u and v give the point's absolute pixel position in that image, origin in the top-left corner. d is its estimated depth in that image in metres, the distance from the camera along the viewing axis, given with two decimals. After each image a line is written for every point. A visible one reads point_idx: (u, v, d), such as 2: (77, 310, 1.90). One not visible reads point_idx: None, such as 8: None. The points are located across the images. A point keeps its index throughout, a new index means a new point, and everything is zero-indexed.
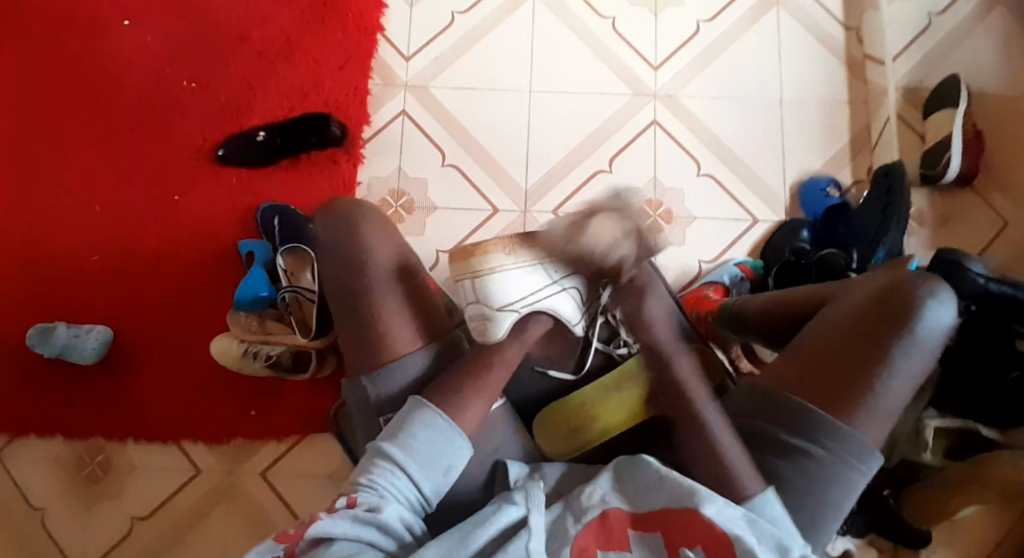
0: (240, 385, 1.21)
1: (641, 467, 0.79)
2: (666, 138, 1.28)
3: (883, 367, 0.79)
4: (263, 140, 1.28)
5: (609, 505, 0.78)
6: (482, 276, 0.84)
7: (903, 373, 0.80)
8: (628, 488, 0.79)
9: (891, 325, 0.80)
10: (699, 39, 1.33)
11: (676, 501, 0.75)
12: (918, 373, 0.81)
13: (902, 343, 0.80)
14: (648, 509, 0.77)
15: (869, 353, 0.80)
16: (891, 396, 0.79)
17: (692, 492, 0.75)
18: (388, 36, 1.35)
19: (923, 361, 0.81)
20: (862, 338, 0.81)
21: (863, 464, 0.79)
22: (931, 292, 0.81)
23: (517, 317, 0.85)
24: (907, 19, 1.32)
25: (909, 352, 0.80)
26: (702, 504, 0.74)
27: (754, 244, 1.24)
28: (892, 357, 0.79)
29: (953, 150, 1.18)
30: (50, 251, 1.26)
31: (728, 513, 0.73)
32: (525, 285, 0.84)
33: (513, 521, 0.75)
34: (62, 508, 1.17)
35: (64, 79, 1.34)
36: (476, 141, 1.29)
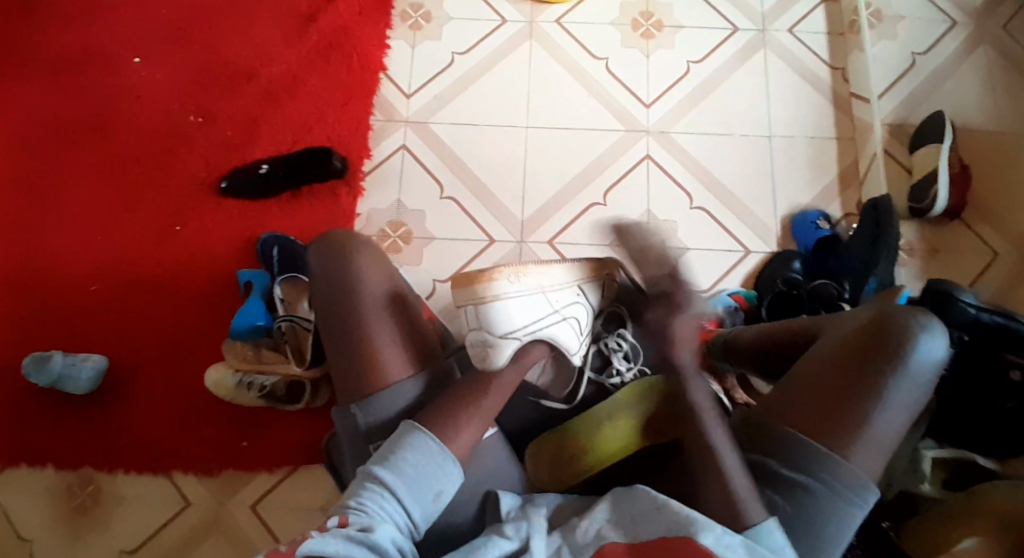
0: (234, 415, 1.20)
1: (641, 495, 0.77)
2: (659, 171, 1.31)
3: (875, 398, 0.79)
4: (265, 172, 1.30)
5: (603, 540, 0.75)
6: (485, 302, 0.90)
7: (895, 405, 0.79)
8: (624, 520, 0.76)
9: (883, 356, 0.80)
10: (690, 78, 1.37)
11: (673, 530, 0.73)
12: (911, 404, 0.80)
13: (895, 374, 0.80)
14: (644, 539, 0.74)
15: (861, 386, 0.80)
16: (884, 429, 0.79)
17: (692, 521, 0.73)
18: (388, 74, 1.39)
19: (916, 392, 0.80)
20: (853, 372, 0.80)
21: (860, 496, 0.78)
22: (922, 324, 0.81)
23: (519, 344, 0.91)
24: (892, 60, 1.36)
25: (902, 383, 0.80)
26: (698, 532, 0.72)
27: (748, 275, 1.25)
28: (884, 389, 0.79)
29: (939, 184, 1.21)
30: (49, 281, 1.27)
31: (725, 541, 0.72)
32: (526, 313, 0.92)
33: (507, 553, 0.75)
34: (50, 540, 1.15)
35: (71, 114, 1.37)
36: (474, 174, 1.31)
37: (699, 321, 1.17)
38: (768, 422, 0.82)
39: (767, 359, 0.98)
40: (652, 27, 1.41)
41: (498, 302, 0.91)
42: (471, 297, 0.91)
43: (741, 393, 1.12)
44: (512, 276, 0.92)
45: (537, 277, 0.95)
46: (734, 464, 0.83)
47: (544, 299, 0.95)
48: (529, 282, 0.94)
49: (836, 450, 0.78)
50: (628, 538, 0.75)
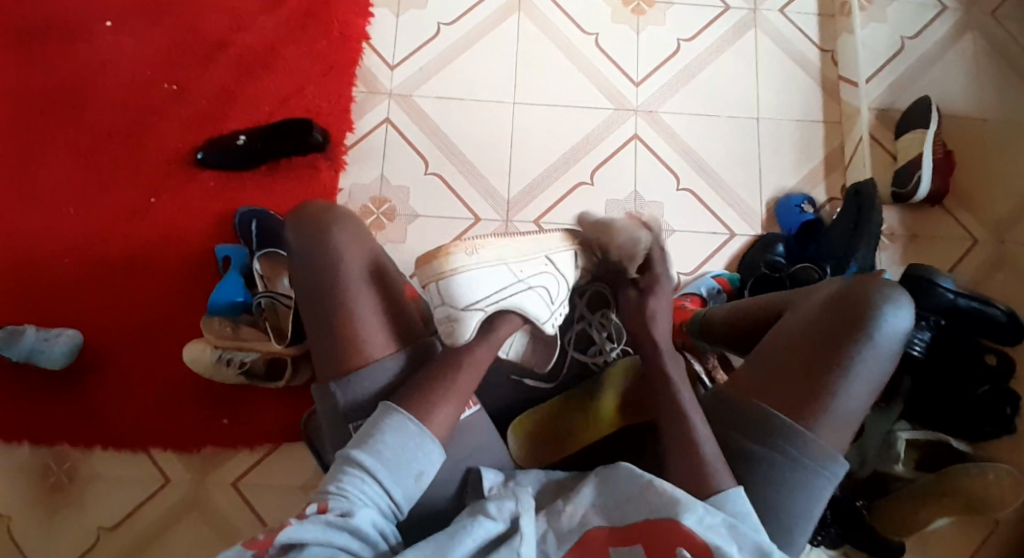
0: (212, 392, 1.19)
1: (623, 475, 0.77)
2: (646, 151, 1.30)
3: (841, 371, 0.80)
4: (243, 144, 1.26)
5: (587, 525, 0.75)
6: (445, 278, 0.87)
7: (861, 378, 0.80)
8: (608, 502, 0.77)
9: (850, 329, 0.81)
10: (680, 56, 1.36)
11: (656, 512, 0.74)
12: (877, 377, 0.81)
13: (862, 346, 0.81)
14: (629, 522, 0.75)
15: (830, 357, 0.81)
16: (851, 400, 0.80)
17: (674, 503, 0.73)
18: (372, 45, 1.35)
19: (881, 365, 0.81)
20: (821, 343, 0.82)
21: (826, 467, 0.79)
22: (888, 296, 0.83)
23: (483, 316, 0.87)
24: (881, 43, 1.36)
25: (868, 355, 0.81)
26: (681, 513, 0.73)
27: (731, 257, 1.26)
28: (851, 361, 0.80)
29: (923, 169, 1.21)
30: (21, 253, 1.23)
31: (707, 522, 0.73)
32: (488, 283, 0.87)
33: (491, 536, 0.73)
34: (26, 518, 1.13)
35: (41, 79, 1.32)
36: (458, 150, 1.29)
37: (682, 303, 1.17)
38: (738, 399, 0.83)
39: (740, 337, 0.98)
40: (644, 3, 1.38)
41: (459, 276, 0.87)
42: (432, 274, 0.87)
43: (721, 373, 1.10)
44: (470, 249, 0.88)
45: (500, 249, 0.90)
46: (709, 441, 0.84)
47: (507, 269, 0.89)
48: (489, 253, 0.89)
49: (802, 423, 0.80)
50: (617, 523, 0.75)
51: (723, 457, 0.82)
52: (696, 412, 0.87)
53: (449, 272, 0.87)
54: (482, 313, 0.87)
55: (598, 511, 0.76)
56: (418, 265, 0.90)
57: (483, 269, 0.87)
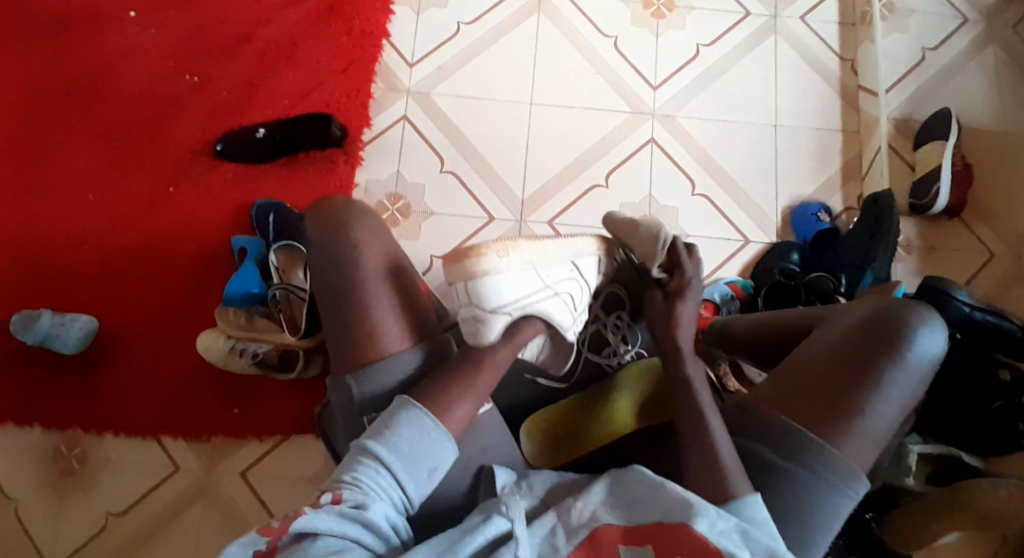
0: (224, 381, 1.19)
1: (635, 475, 0.77)
2: (662, 156, 1.30)
3: (870, 390, 0.80)
4: (262, 137, 1.28)
5: (597, 522, 0.75)
6: (476, 279, 0.86)
7: (890, 398, 0.80)
8: (620, 503, 0.76)
9: (880, 349, 0.81)
10: (698, 62, 1.35)
11: (669, 515, 0.74)
12: (906, 399, 0.81)
13: (892, 365, 0.81)
14: (639, 523, 0.75)
15: (858, 376, 0.81)
16: (878, 419, 0.80)
17: (689, 503, 0.73)
18: (392, 42, 1.36)
19: (911, 387, 0.81)
20: (851, 361, 0.82)
21: (849, 486, 0.79)
22: (922, 319, 0.83)
23: (509, 319, 0.87)
24: (902, 53, 1.35)
25: (897, 375, 0.81)
26: (694, 517, 0.72)
27: (745, 264, 1.25)
28: (880, 381, 0.80)
29: (942, 181, 1.21)
30: (40, 238, 1.25)
31: (720, 527, 0.72)
32: (518, 287, 0.87)
33: (500, 534, 0.74)
34: (36, 500, 1.14)
35: (65, 68, 1.34)
36: (474, 149, 1.30)
37: (695, 308, 1.17)
38: (763, 410, 0.83)
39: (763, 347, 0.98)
40: (664, 8, 1.39)
41: (490, 278, 0.86)
42: (462, 274, 0.86)
43: (732, 380, 1.12)
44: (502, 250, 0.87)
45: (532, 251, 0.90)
46: (729, 451, 0.83)
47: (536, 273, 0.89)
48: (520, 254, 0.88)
49: (825, 437, 0.79)
50: (627, 524, 0.75)
51: (741, 467, 0.81)
52: (717, 420, 0.87)
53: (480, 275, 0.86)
54: (508, 317, 0.87)
55: (609, 510, 0.76)
56: (446, 263, 0.89)
57: (514, 273, 0.87)
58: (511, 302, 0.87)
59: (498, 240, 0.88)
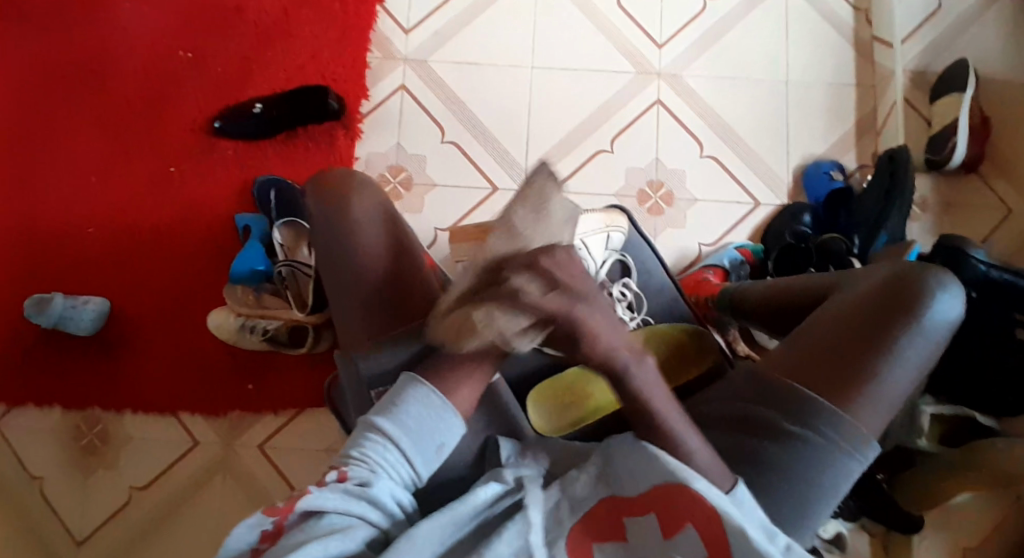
0: (236, 358, 1.21)
1: (625, 446, 0.75)
2: (669, 118, 1.27)
3: (887, 357, 0.79)
4: (259, 112, 1.26)
5: (598, 492, 0.74)
6: None
7: (905, 362, 0.80)
8: (613, 475, 0.75)
9: (899, 316, 0.81)
10: (704, 17, 1.31)
11: (665, 480, 0.72)
12: (920, 363, 0.81)
13: (910, 331, 0.80)
14: (636, 492, 0.73)
15: (876, 342, 0.80)
16: (893, 385, 0.79)
17: (680, 469, 0.71)
18: (388, 9, 1.33)
19: (926, 351, 0.81)
20: (868, 328, 0.81)
21: (860, 450, 0.78)
22: (940, 284, 0.82)
23: None
24: (918, 1, 1.30)
25: (915, 341, 0.80)
26: (690, 480, 0.71)
27: (756, 227, 1.23)
28: (897, 347, 0.80)
29: (959, 136, 1.17)
30: (48, 221, 1.25)
31: (720, 497, 0.71)
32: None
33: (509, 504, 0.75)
34: (61, 477, 1.17)
35: (62, 47, 1.32)
36: (475, 117, 1.27)
37: (704, 275, 1.15)
38: (777, 377, 0.81)
39: (775, 315, 0.96)
40: None
41: None
42: None
43: (741, 346, 1.13)
44: None
45: None
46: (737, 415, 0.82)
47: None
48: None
49: (839, 402, 0.78)
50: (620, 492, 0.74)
51: (749, 431, 0.80)
52: (728, 388, 0.85)
53: (479, 253, 0.88)
54: None
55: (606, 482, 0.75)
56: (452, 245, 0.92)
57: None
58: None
59: None
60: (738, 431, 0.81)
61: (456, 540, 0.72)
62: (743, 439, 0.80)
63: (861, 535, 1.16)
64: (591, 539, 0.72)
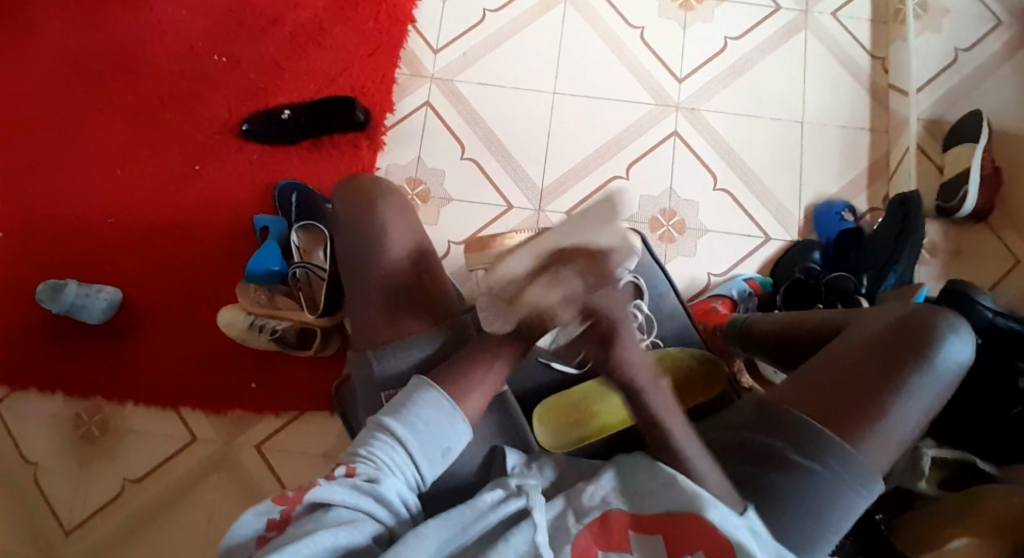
0: (243, 357, 1.21)
1: (651, 465, 0.77)
2: (685, 150, 1.29)
3: (895, 394, 0.80)
4: (287, 118, 1.29)
5: (609, 506, 0.76)
6: (493, 263, 0.90)
7: (915, 402, 0.80)
8: (631, 490, 0.77)
9: (908, 354, 0.81)
10: (724, 56, 1.34)
11: (679, 506, 0.74)
12: (929, 404, 0.81)
13: (919, 370, 0.80)
14: (649, 511, 0.75)
15: (886, 378, 0.80)
16: (901, 423, 0.79)
17: (698, 495, 0.73)
18: (418, 27, 1.36)
19: (936, 392, 0.81)
20: (878, 364, 0.81)
21: (866, 486, 0.78)
22: (951, 326, 0.82)
23: None
24: (934, 53, 1.33)
25: (923, 381, 0.80)
26: (706, 509, 0.72)
27: (766, 261, 1.25)
28: (906, 385, 0.80)
29: (970, 185, 1.19)
30: (69, 210, 1.27)
31: (732, 521, 0.72)
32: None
33: (513, 513, 0.74)
34: (57, 464, 1.17)
35: (97, 43, 1.35)
36: (495, 136, 1.30)
37: (712, 304, 1.17)
38: (788, 409, 0.82)
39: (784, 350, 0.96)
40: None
41: None
42: None
43: (746, 378, 1.12)
44: (520, 238, 0.91)
45: None
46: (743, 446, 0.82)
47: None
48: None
49: (848, 437, 0.79)
50: (637, 510, 0.75)
51: (756, 462, 0.81)
52: (736, 416, 0.86)
53: (497, 258, 0.91)
54: None
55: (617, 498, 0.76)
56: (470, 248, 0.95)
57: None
58: None
59: (518, 229, 0.93)
60: (747, 462, 0.81)
61: (464, 544, 0.72)
62: (753, 470, 0.80)
63: None
64: (596, 546, 0.73)
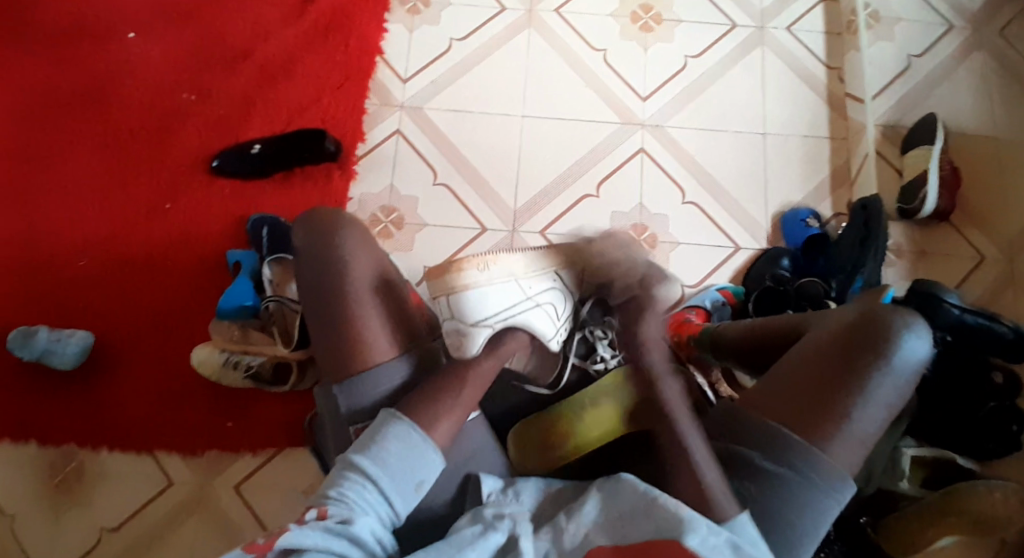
0: (219, 395, 1.20)
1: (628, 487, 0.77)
2: (653, 166, 1.31)
3: (856, 395, 0.80)
4: (257, 152, 1.29)
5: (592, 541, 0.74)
6: (457, 294, 0.88)
7: (875, 402, 0.80)
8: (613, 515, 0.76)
9: (866, 355, 0.81)
10: (686, 73, 1.37)
11: (661, 530, 0.73)
12: (892, 401, 0.81)
13: (878, 369, 0.80)
14: (632, 540, 0.74)
15: (845, 379, 0.80)
16: (863, 423, 0.80)
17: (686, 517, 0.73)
18: (385, 58, 1.38)
19: (895, 390, 0.81)
20: (836, 366, 0.81)
21: (836, 489, 0.79)
22: (908, 325, 0.82)
23: (492, 331, 0.88)
24: (888, 61, 1.37)
25: (882, 379, 0.80)
26: (684, 534, 0.72)
27: (736, 270, 1.26)
28: (865, 385, 0.80)
29: (930, 186, 1.21)
30: (37, 255, 1.26)
31: (711, 542, 0.72)
32: (498, 301, 0.89)
33: (501, 546, 0.74)
34: (32, 515, 1.15)
35: (63, 87, 1.35)
36: (466, 161, 1.31)
37: (686, 315, 1.17)
38: (753, 415, 0.83)
39: (752, 354, 0.97)
40: (652, 21, 1.41)
41: (473, 293, 0.88)
42: (444, 289, 0.88)
43: (725, 386, 1.12)
44: (483, 265, 0.88)
45: (511, 263, 0.91)
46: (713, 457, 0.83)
47: (517, 287, 0.90)
48: (501, 268, 0.90)
49: (813, 439, 0.79)
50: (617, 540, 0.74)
51: (729, 472, 0.82)
52: (708, 426, 0.86)
53: (461, 288, 0.88)
54: (491, 330, 0.88)
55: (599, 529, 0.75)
56: (430, 276, 0.91)
57: None
58: (493, 315, 0.89)
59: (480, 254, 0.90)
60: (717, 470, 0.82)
61: None
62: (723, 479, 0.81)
63: None
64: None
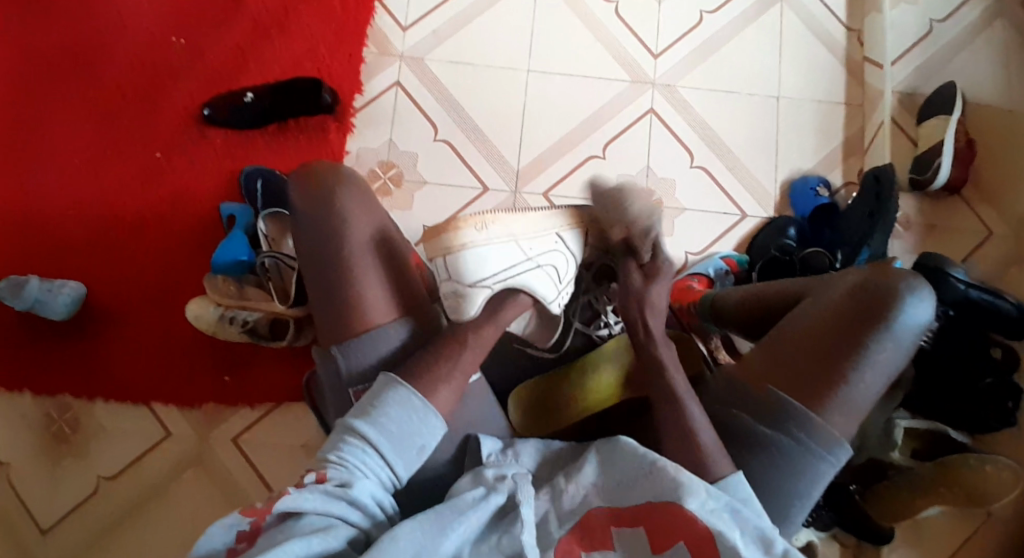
0: (214, 350, 1.19)
1: (629, 452, 0.76)
2: (662, 127, 1.28)
3: (855, 362, 0.79)
4: (250, 101, 1.24)
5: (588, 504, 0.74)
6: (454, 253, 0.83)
7: (874, 367, 0.79)
8: (610, 483, 0.75)
9: (867, 322, 0.80)
10: (699, 31, 1.32)
11: (660, 496, 0.72)
12: (890, 369, 0.80)
13: (878, 336, 0.79)
14: (630, 505, 0.73)
15: (845, 346, 0.79)
16: (862, 390, 0.79)
17: (679, 484, 0.71)
18: (385, 4, 1.32)
19: (896, 357, 0.80)
20: (835, 333, 0.80)
21: (832, 453, 0.78)
22: (912, 288, 0.81)
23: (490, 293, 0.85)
24: (909, 25, 1.32)
25: (882, 347, 0.79)
26: (684, 497, 0.71)
27: (742, 238, 1.24)
28: (865, 352, 0.79)
29: (943, 157, 1.19)
30: (26, 202, 1.23)
31: (709, 506, 0.71)
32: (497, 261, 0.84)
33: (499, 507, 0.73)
34: (29, 464, 1.15)
35: (49, 27, 1.29)
36: (468, 117, 1.27)
37: (689, 282, 1.15)
38: (748, 382, 0.82)
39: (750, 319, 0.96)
40: None
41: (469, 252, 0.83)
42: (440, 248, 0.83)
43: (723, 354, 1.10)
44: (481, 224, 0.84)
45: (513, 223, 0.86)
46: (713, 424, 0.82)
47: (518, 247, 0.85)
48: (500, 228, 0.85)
49: (813, 409, 0.78)
50: (616, 505, 0.73)
51: (732, 441, 0.81)
52: (709, 395, 0.85)
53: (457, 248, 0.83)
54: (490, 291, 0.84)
55: (599, 490, 0.75)
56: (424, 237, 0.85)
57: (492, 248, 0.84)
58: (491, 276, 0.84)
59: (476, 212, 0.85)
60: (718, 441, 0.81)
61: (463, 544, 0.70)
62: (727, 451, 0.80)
63: (833, 546, 1.15)
64: (579, 546, 0.72)
